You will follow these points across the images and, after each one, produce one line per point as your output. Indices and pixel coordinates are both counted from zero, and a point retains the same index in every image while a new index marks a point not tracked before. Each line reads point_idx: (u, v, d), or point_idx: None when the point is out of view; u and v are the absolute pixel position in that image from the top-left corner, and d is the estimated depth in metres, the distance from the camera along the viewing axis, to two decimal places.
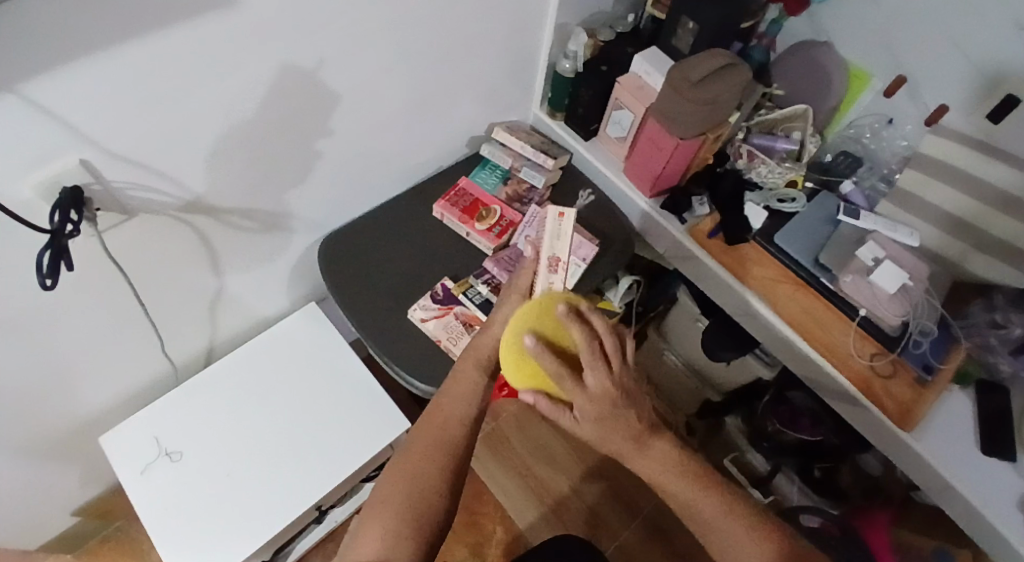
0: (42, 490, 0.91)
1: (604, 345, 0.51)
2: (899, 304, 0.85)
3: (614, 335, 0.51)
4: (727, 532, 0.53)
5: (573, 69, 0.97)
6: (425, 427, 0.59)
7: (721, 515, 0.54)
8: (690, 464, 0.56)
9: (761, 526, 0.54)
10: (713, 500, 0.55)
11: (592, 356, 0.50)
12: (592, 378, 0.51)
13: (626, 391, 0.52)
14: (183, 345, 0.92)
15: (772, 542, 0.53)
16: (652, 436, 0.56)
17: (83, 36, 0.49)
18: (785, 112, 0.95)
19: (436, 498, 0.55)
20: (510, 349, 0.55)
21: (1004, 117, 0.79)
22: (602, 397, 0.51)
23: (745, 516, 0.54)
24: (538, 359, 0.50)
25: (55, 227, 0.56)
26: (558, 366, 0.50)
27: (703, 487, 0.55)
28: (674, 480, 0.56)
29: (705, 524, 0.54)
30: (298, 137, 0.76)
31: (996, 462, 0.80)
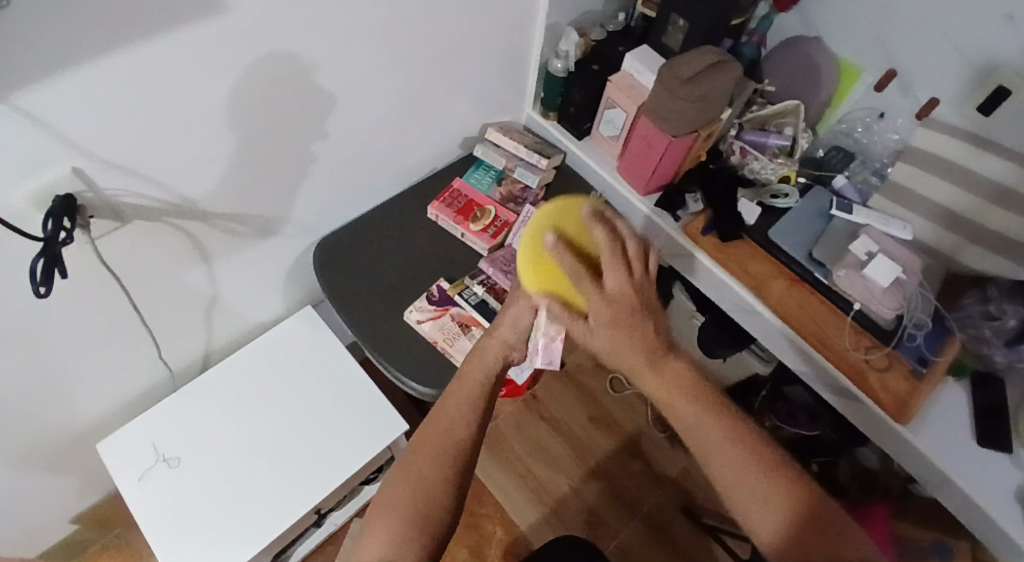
0: (41, 498, 0.91)
1: (626, 249, 0.49)
2: (893, 297, 0.84)
3: (636, 239, 0.49)
4: (739, 469, 0.49)
5: (565, 69, 0.96)
6: (429, 431, 0.59)
7: (732, 449, 0.50)
8: (704, 388, 0.52)
9: (775, 466, 0.49)
10: (725, 432, 0.50)
11: (614, 255, 0.48)
12: (613, 280, 0.48)
13: (645, 299, 0.49)
14: (179, 351, 0.92)
15: (783, 484, 0.49)
16: (666, 355, 0.51)
17: (74, 46, 0.49)
18: (776, 107, 0.95)
19: (439, 502, 0.55)
20: (530, 249, 0.56)
21: (994, 108, 0.81)
22: (620, 302, 0.48)
23: (764, 461, 0.49)
24: (559, 257, 0.49)
25: (49, 235, 0.56)
26: (577, 266, 0.48)
27: (716, 420, 0.51)
28: (686, 403, 0.51)
29: (711, 449, 0.50)
30: (291, 141, 0.76)
31: (993, 453, 0.81)
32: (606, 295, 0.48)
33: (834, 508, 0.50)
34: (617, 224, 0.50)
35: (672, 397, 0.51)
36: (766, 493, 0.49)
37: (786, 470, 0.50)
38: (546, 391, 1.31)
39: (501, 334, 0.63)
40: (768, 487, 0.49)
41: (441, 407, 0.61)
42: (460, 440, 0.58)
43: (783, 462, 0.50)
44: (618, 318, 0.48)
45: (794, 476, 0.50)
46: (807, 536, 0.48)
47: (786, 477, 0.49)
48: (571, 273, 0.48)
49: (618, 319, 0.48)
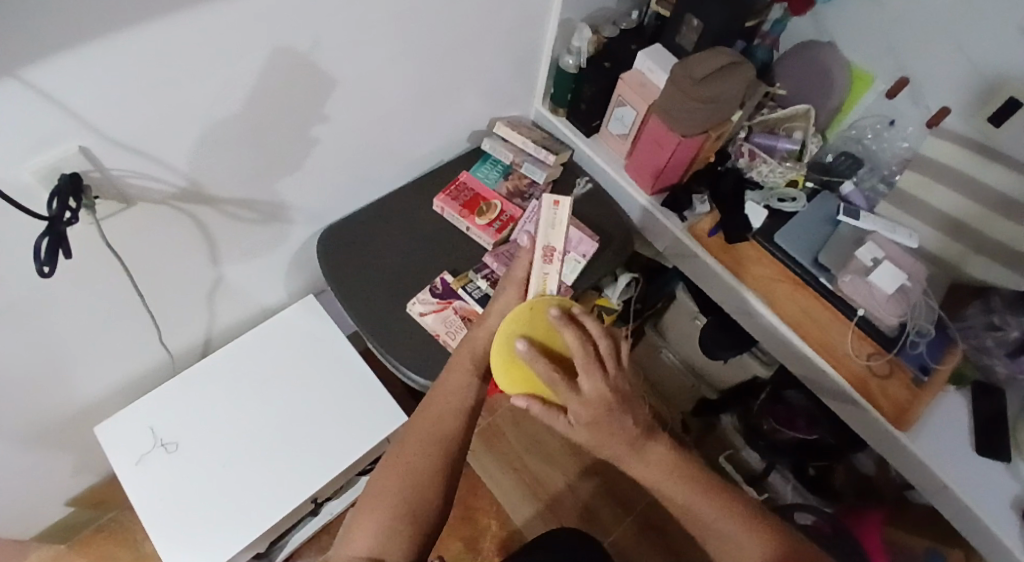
0: (36, 479, 0.91)
1: (598, 346, 0.53)
2: (897, 304, 0.85)
3: (607, 338, 0.53)
4: (726, 535, 0.55)
5: (576, 65, 0.96)
6: (420, 424, 0.59)
7: (724, 522, 0.55)
8: (686, 466, 0.57)
9: (761, 528, 0.55)
10: (711, 503, 0.56)
11: (587, 358, 0.51)
12: (588, 383, 0.51)
13: (620, 395, 0.53)
14: (180, 335, 0.91)
15: (771, 543, 0.54)
16: (648, 440, 0.56)
17: (86, 23, 0.48)
18: (787, 111, 0.94)
19: (434, 493, 0.56)
20: (499, 353, 0.55)
21: (1005, 120, 0.80)
22: (596, 401, 0.51)
23: (748, 524, 0.55)
24: (532, 363, 0.52)
25: (54, 214, 0.56)
26: (551, 371, 0.51)
27: (704, 496, 0.56)
28: (673, 485, 0.56)
29: (705, 527, 0.56)
30: (298, 127, 0.75)
31: (991, 463, 0.81)
32: (582, 397, 0.52)
33: (815, 553, 0.56)
34: (583, 325, 0.54)
35: (657, 482, 0.56)
36: (759, 555, 0.54)
37: (770, 523, 0.56)
38: None
39: (490, 322, 0.64)
40: (761, 550, 0.54)
41: (432, 398, 0.61)
42: (450, 433, 0.59)
43: (765, 519, 0.56)
44: (597, 416, 0.52)
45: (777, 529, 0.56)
46: None
47: (773, 531, 0.55)
48: (547, 379, 0.52)
49: (599, 420, 0.52)
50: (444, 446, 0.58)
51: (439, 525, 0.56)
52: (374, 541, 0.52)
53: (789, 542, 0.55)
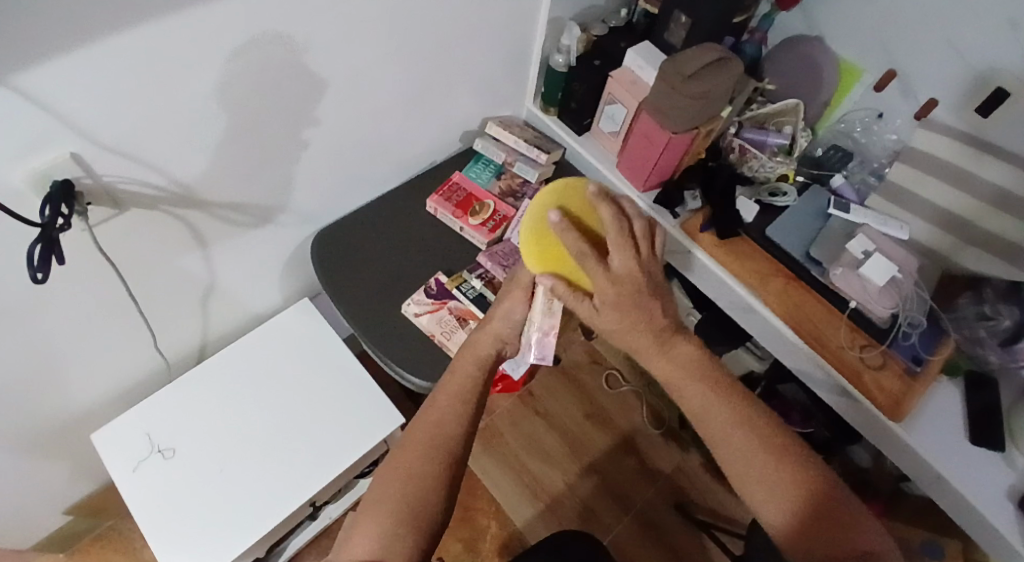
0: (33, 487, 0.91)
1: (632, 226, 0.51)
2: (888, 296, 0.85)
3: (641, 219, 0.52)
4: (746, 456, 0.51)
5: (567, 63, 0.96)
6: (418, 425, 0.60)
7: (741, 434, 0.51)
8: (713, 373, 0.54)
9: (784, 451, 0.51)
10: (730, 409, 0.52)
11: (619, 234, 0.50)
12: (618, 259, 0.50)
13: (650, 276, 0.51)
14: (175, 340, 0.91)
15: (793, 471, 0.50)
16: (676, 334, 0.53)
17: (77, 28, 0.49)
18: (776, 106, 0.94)
19: (435, 499, 0.55)
20: (532, 226, 0.55)
21: (992, 111, 0.81)
22: (625, 280, 0.50)
23: (772, 444, 0.51)
24: (562, 235, 0.50)
25: (46, 220, 0.56)
26: (582, 245, 0.50)
27: (726, 401, 0.52)
28: (694, 385, 0.53)
29: (719, 434, 0.52)
30: (289, 130, 0.75)
31: (985, 452, 0.82)
32: (611, 274, 0.50)
33: (844, 500, 0.49)
34: (623, 205, 0.52)
35: (677, 378, 0.53)
36: (774, 479, 0.50)
37: (796, 456, 0.51)
38: (541, 387, 1.31)
39: (495, 327, 0.66)
40: (773, 470, 0.50)
41: (433, 401, 0.62)
42: (450, 434, 0.59)
43: (793, 447, 0.51)
44: (623, 299, 0.51)
45: (803, 459, 0.51)
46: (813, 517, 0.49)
47: (795, 461, 0.50)
48: (576, 252, 0.50)
49: (622, 299, 0.50)
50: (445, 449, 0.58)
51: (441, 528, 0.56)
52: (377, 545, 0.52)
53: (812, 479, 0.50)
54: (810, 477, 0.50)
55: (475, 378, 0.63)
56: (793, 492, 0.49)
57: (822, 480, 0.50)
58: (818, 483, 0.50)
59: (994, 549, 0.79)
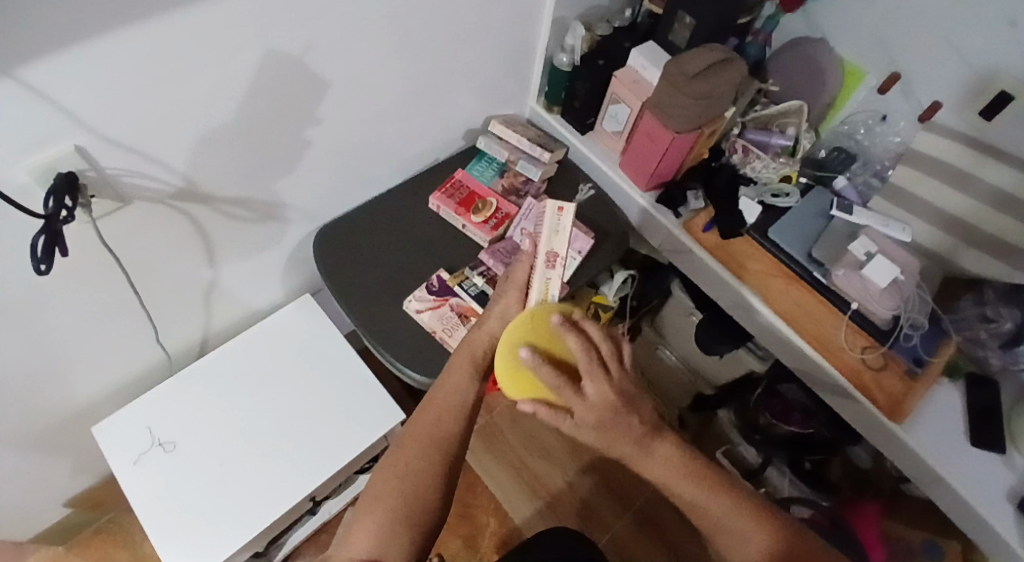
0: (34, 480, 0.91)
1: (600, 350, 0.53)
2: (890, 298, 0.85)
3: (609, 339, 0.53)
4: (737, 537, 0.54)
5: (570, 63, 0.97)
6: (419, 423, 0.60)
7: (727, 514, 0.54)
8: (696, 464, 0.56)
9: (769, 524, 0.54)
10: (716, 497, 0.55)
11: (590, 362, 0.52)
12: (593, 388, 0.51)
13: (625, 393, 0.53)
14: (176, 334, 0.92)
15: (782, 544, 0.54)
16: (656, 438, 0.55)
17: (85, 20, 0.49)
18: (779, 108, 0.95)
19: (437, 489, 0.56)
20: (505, 365, 0.55)
21: (996, 114, 0.81)
22: (603, 404, 0.52)
23: (756, 519, 0.54)
24: (537, 370, 0.51)
25: (50, 212, 0.56)
26: (557, 378, 0.51)
27: (708, 486, 0.55)
28: (681, 481, 0.55)
29: (709, 521, 0.55)
30: (292, 125, 0.75)
31: (985, 454, 0.82)
32: (586, 400, 0.52)
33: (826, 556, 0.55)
34: (586, 329, 0.54)
35: (661, 478, 0.55)
36: (763, 551, 0.53)
37: (774, 519, 0.55)
38: None
39: (489, 327, 0.66)
40: (763, 544, 0.53)
41: (430, 402, 0.61)
42: (450, 432, 0.59)
43: (772, 515, 0.56)
44: (604, 419, 0.52)
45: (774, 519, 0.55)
46: None
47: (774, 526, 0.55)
48: (553, 383, 0.51)
49: (604, 422, 0.52)
50: (445, 446, 0.58)
51: (441, 520, 0.57)
52: (376, 540, 0.53)
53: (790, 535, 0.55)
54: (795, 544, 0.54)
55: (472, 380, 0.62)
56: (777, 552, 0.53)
57: (800, 537, 0.55)
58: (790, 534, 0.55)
59: (994, 550, 0.79)
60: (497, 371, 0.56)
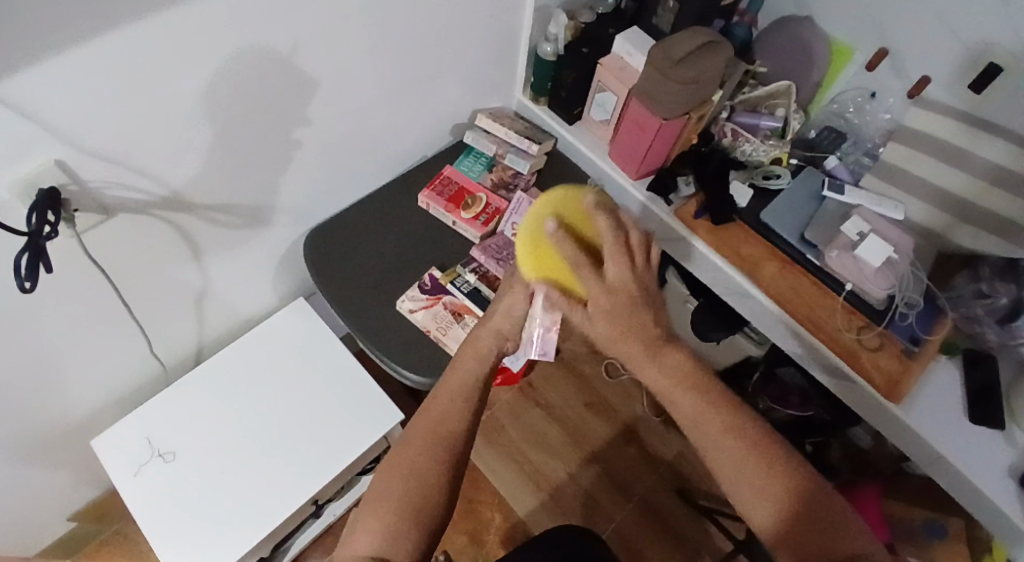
0: (36, 494, 0.91)
1: (628, 236, 0.50)
2: (884, 277, 0.85)
3: (639, 230, 0.51)
4: (741, 470, 0.49)
5: (555, 53, 0.95)
6: (422, 418, 0.59)
7: (739, 445, 0.49)
8: (703, 379, 0.52)
9: (774, 460, 0.49)
10: (721, 421, 0.50)
11: (614, 245, 0.49)
12: (613, 267, 0.49)
13: (646, 285, 0.50)
14: (170, 343, 0.91)
15: (785, 483, 0.48)
16: (666, 343, 0.51)
17: (56, 33, 0.48)
18: (768, 88, 0.95)
19: (435, 493, 0.55)
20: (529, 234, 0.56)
21: (987, 87, 0.80)
22: (621, 289, 0.49)
23: (765, 456, 0.49)
24: (559, 245, 0.51)
25: (32, 229, 0.55)
26: (578, 255, 0.50)
27: (720, 417, 0.50)
28: (683, 397, 0.51)
29: (711, 444, 0.50)
30: (276, 129, 0.75)
31: (984, 429, 0.82)
32: (606, 285, 0.49)
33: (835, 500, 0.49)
34: (620, 214, 0.52)
35: (668, 389, 0.51)
36: (763, 483, 0.48)
37: (782, 455, 0.50)
38: (540, 378, 1.31)
39: (496, 323, 0.63)
40: (766, 477, 0.48)
41: (435, 397, 0.61)
42: (454, 431, 0.58)
43: (783, 454, 0.50)
44: (617, 309, 0.49)
45: (785, 459, 0.50)
46: (801, 519, 0.48)
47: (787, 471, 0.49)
48: (573, 260, 0.50)
49: (615, 306, 0.49)
50: (448, 443, 0.58)
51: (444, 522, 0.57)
52: (378, 541, 0.52)
53: (802, 484, 0.49)
54: (801, 485, 0.49)
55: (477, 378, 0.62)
56: (783, 497, 0.48)
57: (808, 483, 0.49)
58: (805, 483, 0.49)
59: (996, 526, 0.79)
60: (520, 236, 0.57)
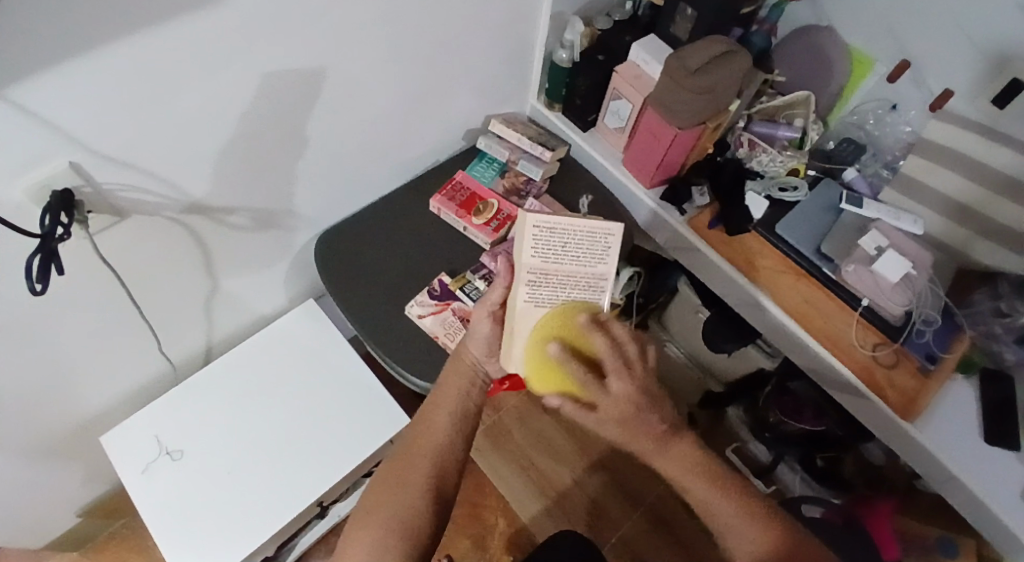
0: (46, 489, 0.92)
1: (627, 351, 0.55)
2: (902, 293, 0.83)
3: (634, 341, 0.55)
4: (748, 543, 0.55)
5: (570, 59, 0.94)
6: (412, 438, 0.62)
7: (743, 521, 0.56)
8: (711, 465, 0.58)
9: (779, 534, 0.55)
10: (726, 499, 0.56)
11: (616, 361, 0.53)
12: (617, 384, 0.53)
13: (649, 394, 0.55)
14: (180, 343, 0.92)
15: (788, 551, 0.54)
16: (674, 436, 0.58)
17: (72, 39, 0.48)
18: (786, 99, 0.93)
19: (424, 503, 0.57)
20: (534, 354, 0.58)
21: (1009, 101, 0.78)
22: (626, 402, 0.53)
23: (774, 534, 0.55)
24: (566, 365, 0.54)
25: (45, 230, 0.56)
26: (585, 373, 0.54)
27: (729, 495, 0.57)
28: (695, 482, 0.57)
29: (723, 521, 0.56)
30: (288, 135, 0.75)
31: (1002, 452, 0.80)
32: (613, 398, 0.53)
33: None
34: (612, 328, 0.55)
35: (680, 477, 0.58)
36: (770, 556, 0.54)
37: (790, 534, 0.56)
38: None
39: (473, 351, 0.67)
40: (774, 555, 0.54)
41: (424, 415, 0.64)
42: (441, 444, 0.61)
43: (790, 529, 0.56)
44: (627, 418, 0.54)
45: (793, 537, 0.56)
46: None
47: (791, 538, 0.55)
48: (581, 379, 0.54)
49: (625, 418, 0.54)
50: (436, 458, 0.60)
51: (434, 543, 0.58)
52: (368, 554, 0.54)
53: (809, 552, 0.55)
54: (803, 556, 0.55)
55: (464, 391, 0.65)
56: None
57: (812, 554, 0.55)
58: (810, 560, 0.55)
59: (1011, 550, 0.77)
60: (525, 356, 0.59)
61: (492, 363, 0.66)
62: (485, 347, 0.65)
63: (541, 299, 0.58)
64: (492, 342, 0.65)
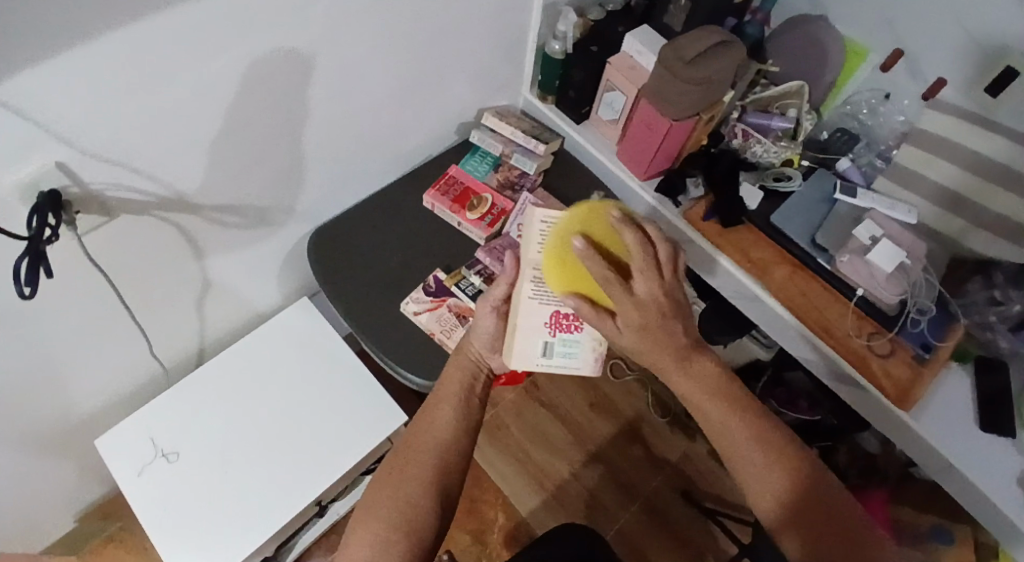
0: (39, 493, 0.91)
1: (656, 252, 0.53)
2: (896, 283, 0.83)
3: (665, 244, 0.54)
4: (757, 463, 0.52)
5: (563, 50, 0.93)
6: (412, 433, 0.61)
7: (751, 444, 0.52)
8: (727, 386, 0.54)
9: (790, 459, 0.52)
10: (740, 420, 0.53)
11: (644, 261, 0.52)
12: (642, 285, 0.52)
13: (673, 300, 0.53)
14: (172, 344, 0.91)
15: (792, 475, 0.51)
16: (695, 354, 0.54)
17: (55, 35, 0.47)
18: (781, 89, 0.93)
19: (424, 500, 0.56)
20: (557, 251, 0.57)
21: (1002, 90, 0.80)
22: (649, 304, 0.52)
23: (782, 458, 0.52)
24: (586, 260, 0.52)
25: (33, 231, 0.55)
26: (606, 269, 0.52)
27: (740, 415, 0.53)
28: (710, 403, 0.53)
29: (736, 445, 0.52)
30: (278, 130, 0.74)
31: (997, 438, 0.81)
32: (636, 299, 0.52)
33: (849, 504, 0.51)
34: (649, 233, 0.54)
35: (696, 395, 0.54)
36: (774, 477, 0.51)
37: (800, 464, 0.52)
38: (545, 377, 1.30)
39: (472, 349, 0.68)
40: (777, 477, 0.51)
41: (426, 411, 0.62)
42: (442, 441, 0.60)
43: (799, 456, 0.52)
44: (648, 321, 0.52)
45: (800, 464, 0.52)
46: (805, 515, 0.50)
47: (801, 466, 0.52)
48: (601, 275, 0.52)
49: (646, 322, 0.52)
50: (437, 454, 0.59)
51: (437, 540, 0.57)
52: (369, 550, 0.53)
53: (813, 477, 0.52)
54: (809, 484, 0.51)
55: (466, 383, 0.64)
56: (789, 496, 0.51)
57: (819, 480, 0.52)
58: (816, 491, 0.51)
59: (1006, 535, 0.78)
60: (547, 257, 0.58)
61: (495, 359, 0.68)
62: (489, 340, 0.67)
63: (545, 295, 0.62)
64: (495, 337, 0.67)
